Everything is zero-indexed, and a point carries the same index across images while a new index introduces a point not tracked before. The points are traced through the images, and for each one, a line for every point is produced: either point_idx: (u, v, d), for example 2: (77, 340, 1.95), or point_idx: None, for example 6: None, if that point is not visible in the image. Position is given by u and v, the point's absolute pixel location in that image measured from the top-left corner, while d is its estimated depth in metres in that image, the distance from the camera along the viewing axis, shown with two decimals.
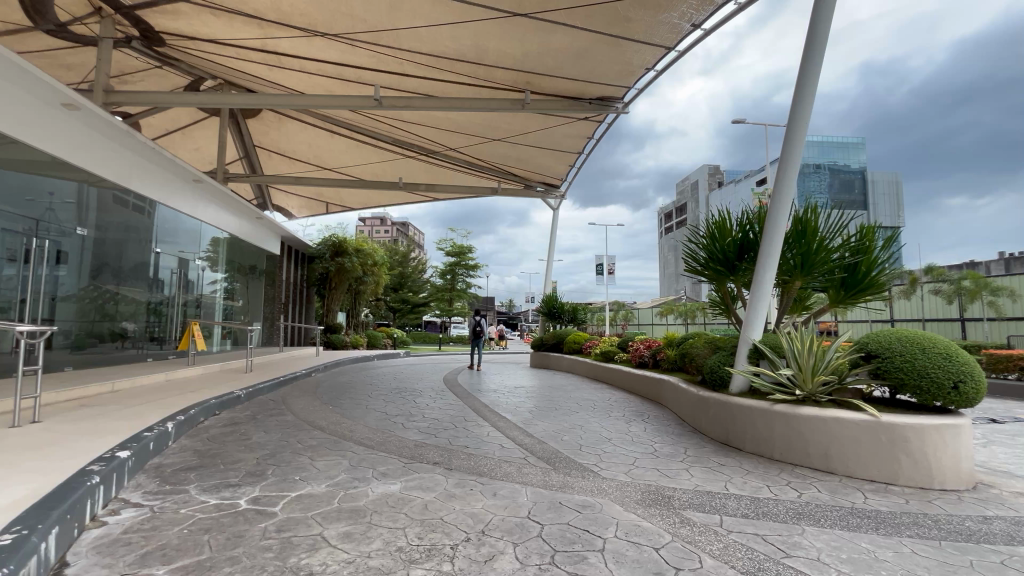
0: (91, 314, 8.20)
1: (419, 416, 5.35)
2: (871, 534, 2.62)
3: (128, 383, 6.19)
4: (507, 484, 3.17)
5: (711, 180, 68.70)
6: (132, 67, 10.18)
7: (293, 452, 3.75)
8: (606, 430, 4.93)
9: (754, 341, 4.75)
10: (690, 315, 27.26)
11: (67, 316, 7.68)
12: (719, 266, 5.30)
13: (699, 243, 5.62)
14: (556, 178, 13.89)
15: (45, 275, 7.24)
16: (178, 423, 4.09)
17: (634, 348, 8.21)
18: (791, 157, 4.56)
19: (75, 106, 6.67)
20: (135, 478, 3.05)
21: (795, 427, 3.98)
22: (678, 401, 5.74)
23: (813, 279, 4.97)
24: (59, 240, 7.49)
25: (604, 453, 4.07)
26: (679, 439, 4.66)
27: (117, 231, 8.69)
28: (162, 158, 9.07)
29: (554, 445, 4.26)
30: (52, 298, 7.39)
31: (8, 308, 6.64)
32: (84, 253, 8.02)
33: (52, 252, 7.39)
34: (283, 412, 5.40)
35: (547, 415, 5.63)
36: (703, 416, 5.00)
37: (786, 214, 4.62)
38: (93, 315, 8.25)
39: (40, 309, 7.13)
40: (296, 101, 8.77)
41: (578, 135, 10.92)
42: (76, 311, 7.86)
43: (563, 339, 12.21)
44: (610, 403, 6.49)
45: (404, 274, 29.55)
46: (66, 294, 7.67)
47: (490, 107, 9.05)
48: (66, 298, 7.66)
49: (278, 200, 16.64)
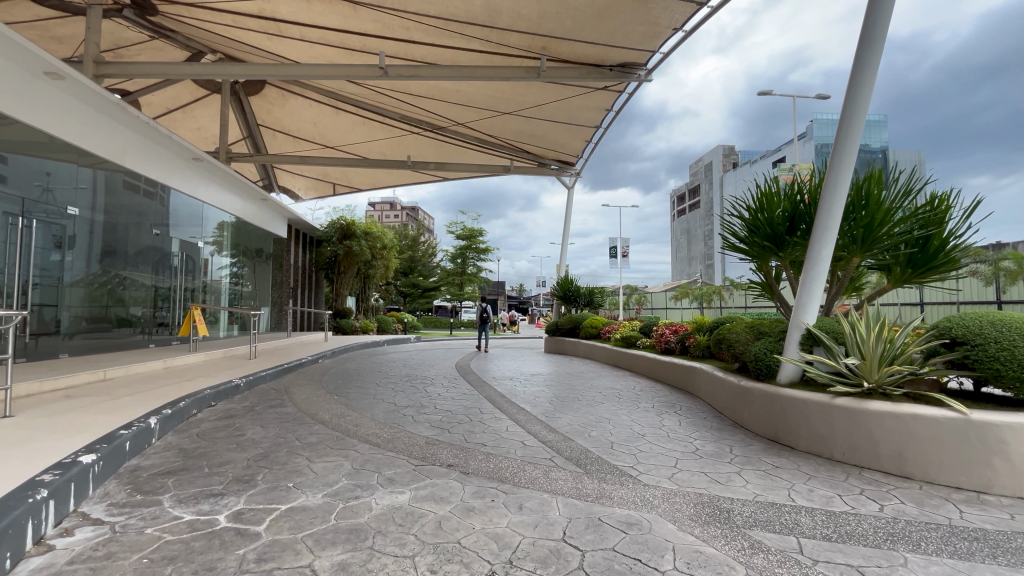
0: (99, 298, 7.96)
1: (432, 407, 4.93)
2: (992, 566, 2.10)
3: (122, 370, 5.82)
4: (533, 493, 2.70)
5: (726, 161, 67.17)
6: (127, 39, 9.72)
7: (289, 453, 3.31)
8: (636, 425, 4.45)
9: (807, 326, 4.19)
10: (706, 299, 26.53)
11: (74, 301, 7.44)
12: (766, 242, 4.68)
13: (739, 215, 5.01)
14: (571, 155, 13.23)
15: (48, 260, 6.91)
16: (163, 418, 3.68)
17: (658, 333, 7.69)
18: (857, 115, 3.99)
19: (60, 76, 6.18)
20: (102, 486, 2.63)
21: (861, 424, 3.47)
22: (713, 391, 5.23)
23: (875, 255, 4.40)
24: (59, 223, 7.10)
25: (640, 454, 3.57)
26: (720, 435, 4.16)
27: (123, 214, 8.33)
28: (160, 136, 8.52)
29: (582, 443, 3.77)
30: (56, 285, 7.07)
31: (11, 294, 6.35)
32: (86, 237, 7.63)
33: (53, 235, 7.00)
34: (284, 403, 4.99)
35: (569, 406, 5.15)
36: (743, 408, 4.53)
37: (849, 179, 4.04)
38: (100, 300, 7.96)
39: (37, 294, 6.77)
40: (297, 71, 8.22)
41: (596, 107, 10.24)
42: (83, 296, 7.59)
43: (580, 323, 11.72)
44: (636, 392, 6.00)
45: (414, 258, 29.14)
46: (72, 280, 7.37)
47: (503, 76, 8.42)
48: (73, 283, 7.39)
49: (285, 181, 16.21)
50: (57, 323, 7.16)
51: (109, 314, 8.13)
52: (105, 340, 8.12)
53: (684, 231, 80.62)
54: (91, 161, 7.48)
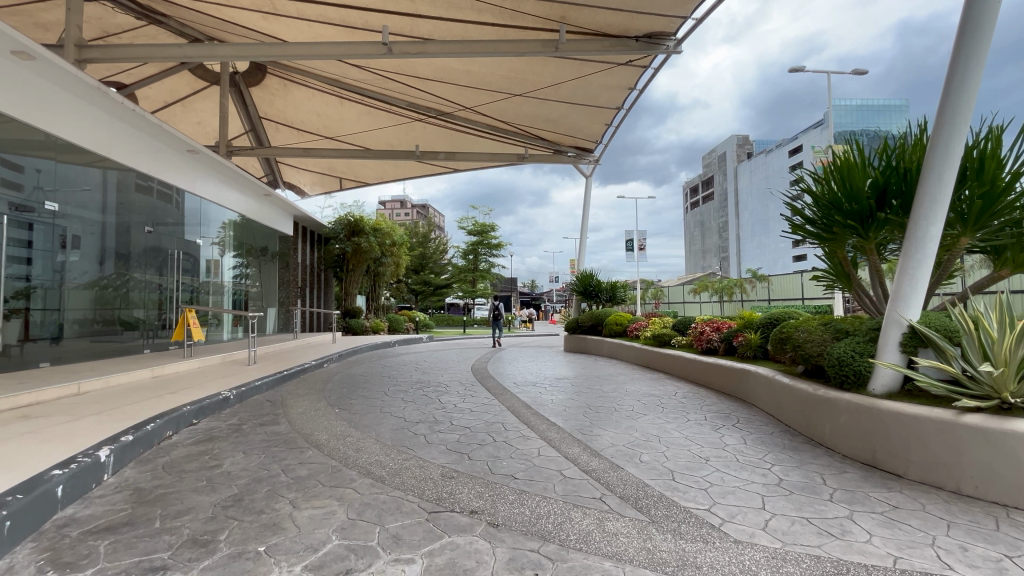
0: (105, 300, 7.57)
1: (448, 423, 4.21)
2: None
3: (102, 383, 5.18)
4: (591, 564, 1.95)
5: (742, 150, 65.45)
6: (117, 26, 9.14)
7: (269, 494, 2.60)
8: (694, 445, 3.69)
9: (910, 324, 3.40)
10: (727, 292, 25.47)
11: (78, 304, 7.06)
12: (849, 222, 3.83)
13: (810, 191, 4.18)
14: (588, 141, 12.39)
15: (52, 262, 6.58)
16: (120, 447, 3.00)
17: (697, 330, 6.88)
18: (977, 55, 3.16)
19: (32, 57, 5.44)
20: (6, 556, 1.96)
21: (1004, 451, 2.65)
22: (780, 400, 4.41)
23: (990, 232, 3.56)
24: (60, 223, 6.72)
25: (714, 490, 2.80)
26: (803, 460, 3.36)
27: (125, 213, 7.90)
28: (149, 126, 7.72)
29: (636, 474, 3.02)
30: (58, 287, 6.69)
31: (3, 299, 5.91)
32: (90, 237, 7.26)
33: (54, 236, 6.62)
34: (277, 420, 4.31)
35: (607, 420, 4.39)
36: (823, 422, 3.75)
37: (964, 138, 3.22)
38: (105, 302, 7.55)
39: (35, 299, 6.34)
40: (293, 50, 7.51)
41: (618, 84, 9.39)
42: (89, 299, 7.24)
43: (603, 320, 10.96)
44: (681, 400, 5.21)
45: (426, 254, 28.22)
46: (76, 282, 7.00)
47: (519, 50, 7.65)
48: (76, 286, 7.02)
49: (290, 176, 15.66)
50: (55, 327, 6.67)
51: (116, 317, 7.76)
52: (111, 344, 7.72)
53: (698, 223, 79.13)
54: (83, 157, 6.92)
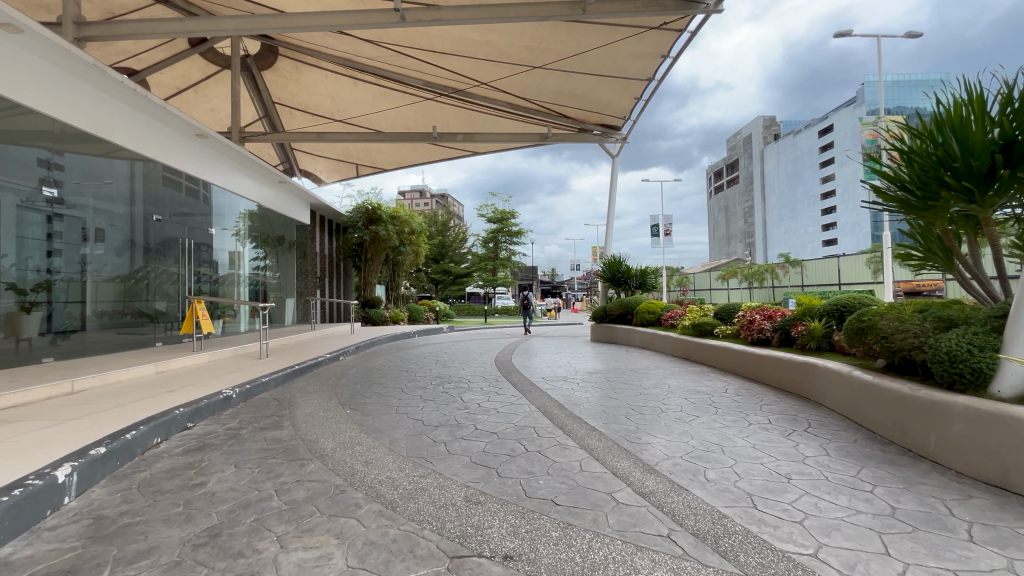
0: (129, 294, 7.28)
1: (473, 428, 3.67)
2: None
3: (100, 380, 4.82)
4: None
5: (768, 132, 63.11)
6: (122, 6, 8.78)
7: (253, 528, 2.10)
8: (767, 457, 3.07)
9: None
10: (757, 278, 24.43)
11: (103, 297, 6.81)
12: (961, 184, 3.12)
13: (905, 149, 3.48)
14: (614, 117, 11.62)
15: (73, 254, 6.30)
16: (84, 464, 2.53)
17: (745, 319, 6.22)
18: None
19: (20, 30, 4.80)
20: None
21: None
22: (863, 401, 3.71)
23: None
24: (82, 214, 6.44)
25: (812, 523, 2.19)
26: (910, 480, 2.71)
27: (149, 204, 7.63)
28: (157, 109, 7.13)
29: (706, 500, 2.42)
30: (81, 279, 6.43)
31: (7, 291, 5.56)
32: (115, 230, 7.03)
33: (75, 228, 6.34)
34: (281, 424, 3.84)
35: (655, 424, 3.80)
36: (926, 430, 3.08)
37: None
38: (127, 296, 7.23)
39: (57, 290, 6.05)
40: (297, 19, 6.96)
41: (650, 50, 8.61)
42: (113, 292, 6.96)
43: (633, 309, 10.29)
44: (737, 400, 4.56)
45: (445, 243, 27.78)
46: (99, 274, 6.73)
47: (542, 14, 6.98)
48: (100, 279, 6.74)
49: (306, 163, 15.32)
50: (80, 319, 6.41)
51: (138, 309, 7.45)
52: (136, 339, 7.42)
53: (722, 208, 76.95)
54: (98, 149, 6.51)
